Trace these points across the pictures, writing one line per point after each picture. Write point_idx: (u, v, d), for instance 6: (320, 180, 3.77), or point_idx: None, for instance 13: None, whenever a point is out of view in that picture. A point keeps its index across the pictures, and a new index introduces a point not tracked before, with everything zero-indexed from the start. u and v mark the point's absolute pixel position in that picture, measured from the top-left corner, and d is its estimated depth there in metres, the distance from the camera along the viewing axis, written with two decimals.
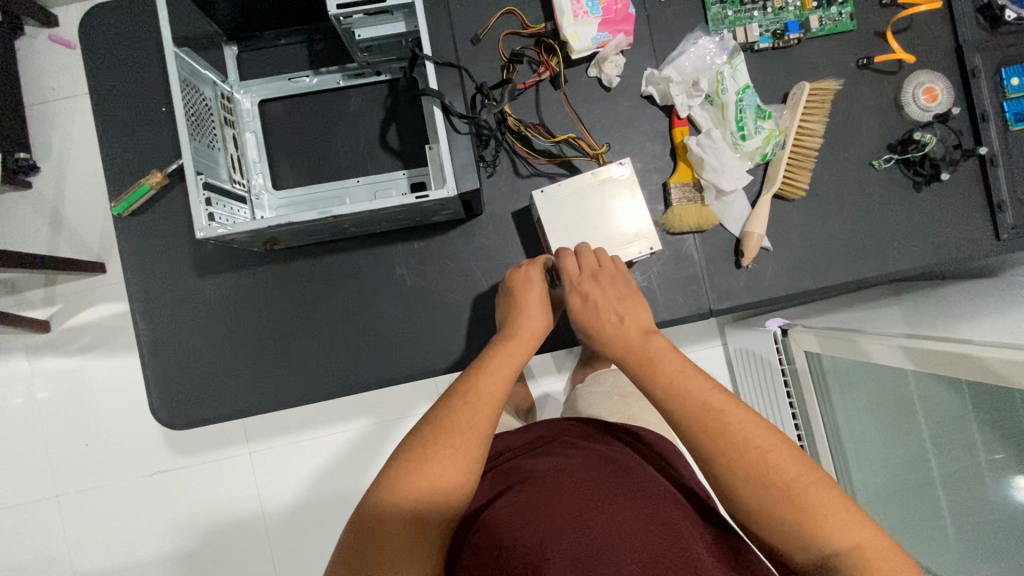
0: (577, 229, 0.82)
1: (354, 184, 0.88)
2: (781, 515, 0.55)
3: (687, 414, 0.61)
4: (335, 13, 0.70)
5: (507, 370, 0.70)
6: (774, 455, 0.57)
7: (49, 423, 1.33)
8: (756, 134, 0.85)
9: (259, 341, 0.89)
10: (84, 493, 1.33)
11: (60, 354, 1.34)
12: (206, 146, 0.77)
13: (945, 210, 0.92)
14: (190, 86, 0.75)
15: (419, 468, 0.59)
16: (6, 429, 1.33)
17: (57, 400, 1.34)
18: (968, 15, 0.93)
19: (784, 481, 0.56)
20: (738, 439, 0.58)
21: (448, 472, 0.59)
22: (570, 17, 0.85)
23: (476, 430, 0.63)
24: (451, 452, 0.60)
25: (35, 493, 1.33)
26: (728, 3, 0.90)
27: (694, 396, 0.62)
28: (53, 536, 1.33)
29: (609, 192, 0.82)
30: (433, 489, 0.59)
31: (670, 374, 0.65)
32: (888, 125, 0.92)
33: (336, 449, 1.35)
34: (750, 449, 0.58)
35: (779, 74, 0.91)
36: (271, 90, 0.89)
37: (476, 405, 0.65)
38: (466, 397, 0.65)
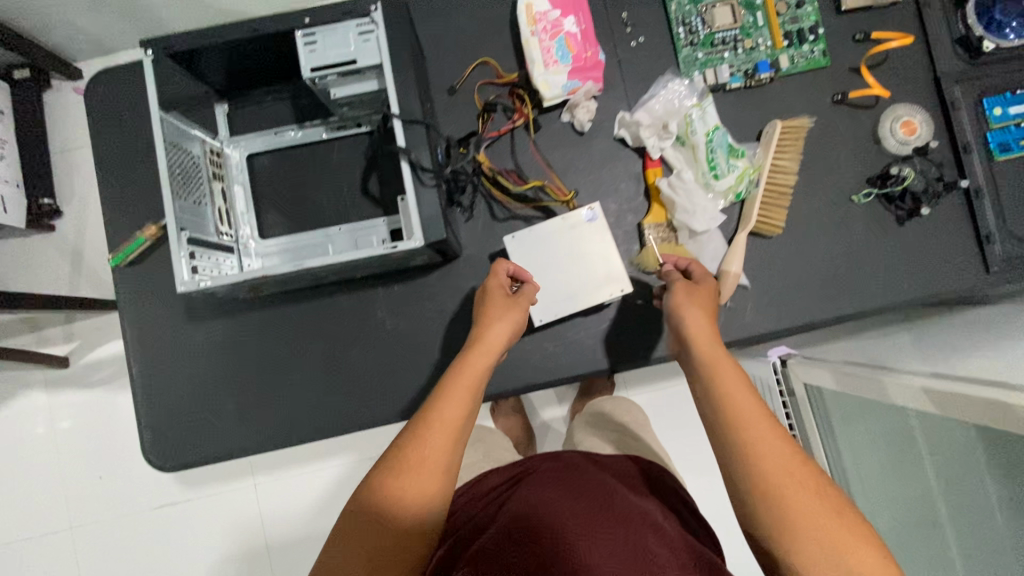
0: (549, 272, 0.84)
1: (337, 232, 0.91)
2: (803, 539, 0.57)
3: (760, 436, 0.63)
4: (310, 75, 0.76)
5: (474, 384, 0.69)
6: (801, 481, 0.59)
7: (65, 457, 1.38)
8: (729, 173, 0.86)
9: (246, 384, 0.92)
10: (95, 526, 1.38)
11: (77, 390, 1.40)
12: (192, 204, 0.81)
13: (931, 243, 0.90)
14: (177, 147, 0.80)
15: (410, 481, 0.62)
16: (25, 462, 1.38)
17: (73, 434, 1.39)
18: (946, 47, 0.92)
19: (843, 514, 0.58)
20: (770, 467, 0.61)
21: (430, 485, 0.63)
22: (541, 66, 0.88)
23: (447, 448, 0.65)
24: (427, 465, 0.63)
25: (51, 525, 1.37)
26: (699, 46, 0.92)
27: (750, 416, 0.65)
28: (66, 567, 1.37)
29: (580, 236, 0.83)
30: (417, 502, 0.62)
31: (746, 396, 0.67)
32: (868, 159, 0.92)
33: (334, 483, 1.36)
34: (781, 477, 0.60)
35: (754, 110, 0.91)
36: (259, 144, 0.93)
37: (444, 424, 0.66)
38: (440, 416, 0.66)
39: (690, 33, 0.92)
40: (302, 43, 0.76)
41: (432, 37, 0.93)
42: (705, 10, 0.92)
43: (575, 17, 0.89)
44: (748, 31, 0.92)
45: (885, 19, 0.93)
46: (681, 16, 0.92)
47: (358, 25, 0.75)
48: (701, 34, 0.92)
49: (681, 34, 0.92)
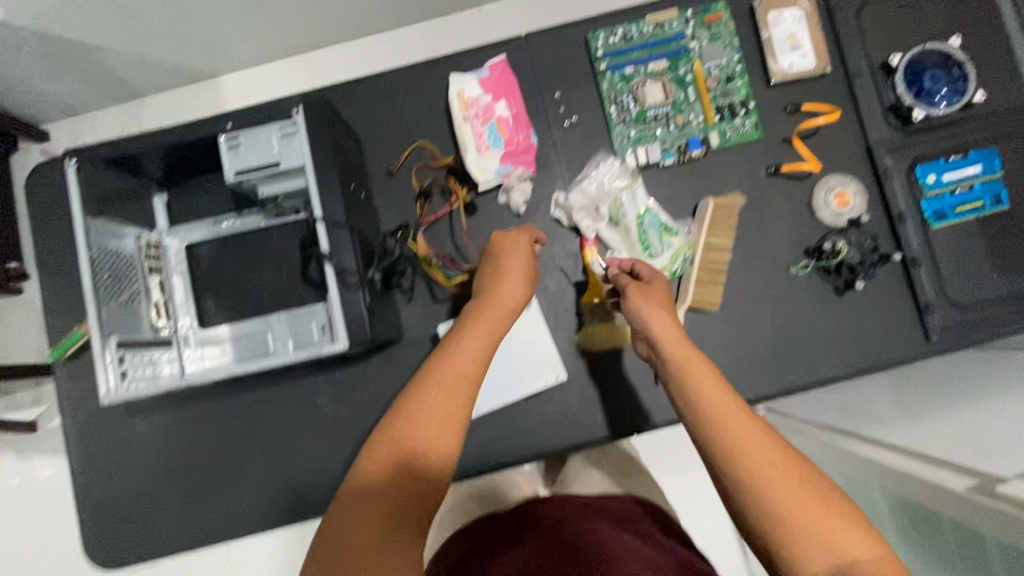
0: None
1: (276, 320, 0.91)
2: (806, 540, 0.51)
3: (738, 429, 0.59)
4: (234, 178, 0.77)
5: (475, 353, 0.66)
6: (782, 466, 0.56)
7: None
8: (664, 252, 0.87)
9: (187, 475, 0.91)
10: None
11: None
12: (123, 306, 0.82)
13: (872, 312, 0.90)
14: (104, 250, 0.81)
15: (422, 420, 0.60)
16: None
17: None
18: (877, 116, 0.93)
19: (835, 500, 0.53)
20: (748, 450, 0.57)
21: (431, 441, 0.59)
22: (474, 151, 0.89)
23: (451, 413, 0.61)
24: (444, 432, 0.60)
25: None
26: (631, 123, 0.93)
27: (724, 410, 0.61)
28: None
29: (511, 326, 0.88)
30: (432, 448, 0.59)
31: (717, 393, 0.62)
32: (804, 230, 0.92)
33: None
34: (765, 464, 0.56)
35: (688, 186, 0.92)
36: (198, 233, 0.93)
37: (450, 389, 0.62)
38: (452, 375, 0.63)
39: (622, 111, 0.93)
40: (225, 147, 0.76)
41: (368, 122, 0.94)
42: (636, 88, 0.93)
43: (506, 101, 0.90)
44: (681, 106, 0.93)
45: (816, 90, 0.94)
46: (612, 94, 0.93)
47: (281, 127, 0.76)
48: (633, 112, 0.93)
49: (613, 113, 0.93)
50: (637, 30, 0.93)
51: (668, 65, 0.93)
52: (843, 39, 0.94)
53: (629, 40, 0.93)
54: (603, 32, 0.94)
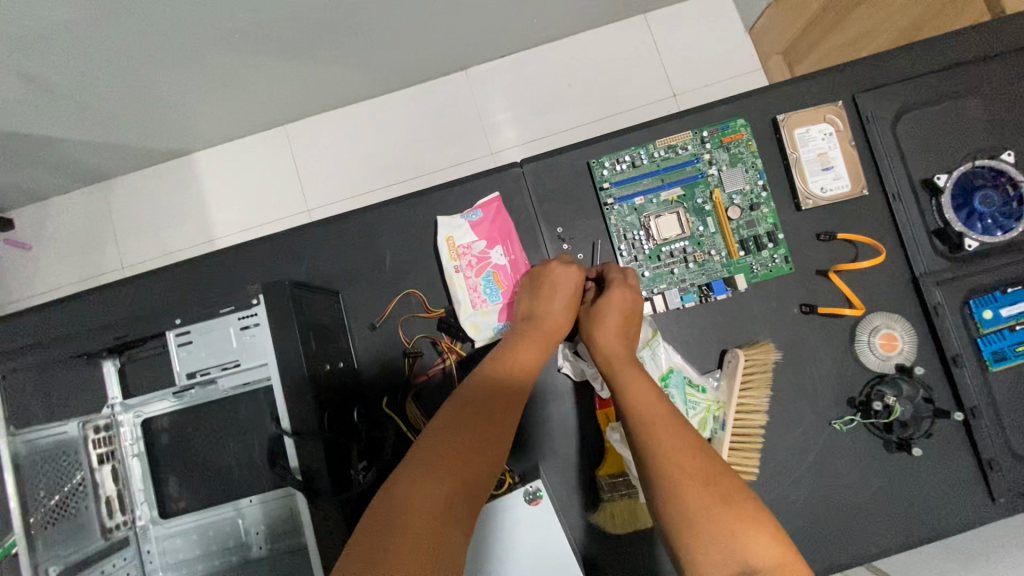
0: None
1: (247, 504, 0.79)
2: (688, 515, 0.55)
3: (661, 438, 0.60)
4: (185, 379, 0.66)
5: (530, 353, 0.72)
6: (692, 468, 0.58)
7: None
8: (691, 416, 0.76)
9: None
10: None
11: None
12: (62, 523, 0.71)
13: (929, 471, 0.79)
14: (34, 467, 0.70)
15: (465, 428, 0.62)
16: None
17: None
18: (922, 242, 0.82)
19: (736, 496, 0.55)
20: (673, 452, 0.59)
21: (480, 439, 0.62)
22: (469, 306, 0.79)
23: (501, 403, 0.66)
24: (494, 430, 0.64)
25: None
26: (645, 261, 0.82)
27: (645, 403, 0.64)
28: None
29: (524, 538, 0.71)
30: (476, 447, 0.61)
31: (641, 396, 0.65)
32: (847, 375, 0.81)
33: None
34: (673, 457, 0.59)
35: (712, 330, 0.81)
36: (157, 406, 0.82)
37: (502, 396, 0.67)
38: (493, 385, 0.68)
39: (633, 248, 0.82)
40: (175, 343, 0.66)
41: (347, 268, 0.83)
42: (649, 221, 0.82)
43: (502, 246, 0.80)
44: (700, 239, 0.82)
45: (851, 213, 0.84)
46: (622, 228, 0.82)
47: (240, 319, 0.65)
48: (647, 248, 0.82)
49: (623, 251, 0.82)
50: (647, 155, 0.83)
51: (683, 192, 0.83)
52: (879, 156, 0.84)
53: (639, 167, 0.83)
54: (608, 159, 0.83)
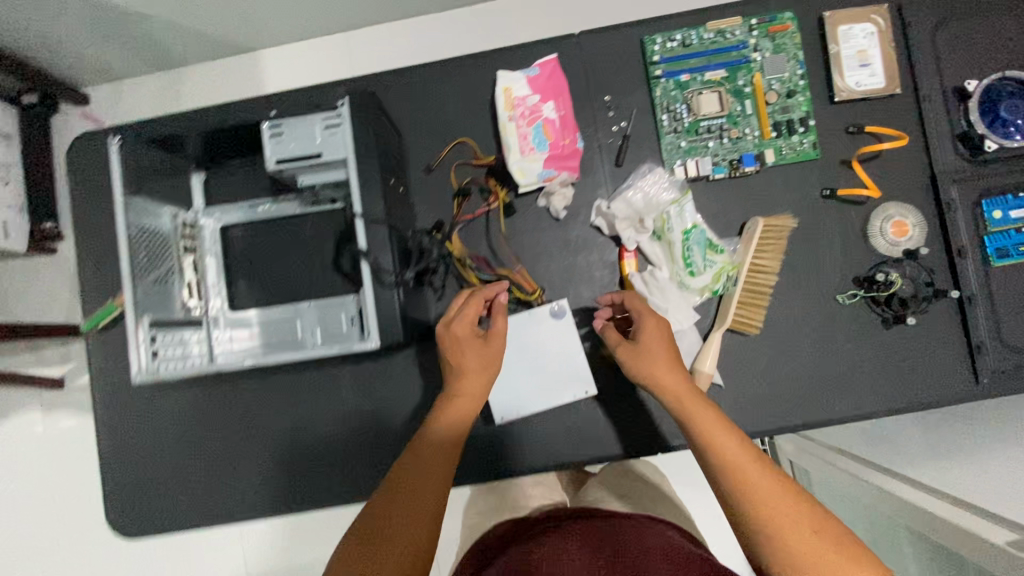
0: (514, 366, 0.84)
1: (306, 308, 0.90)
2: (790, 553, 0.59)
3: (740, 479, 0.64)
4: (274, 167, 0.76)
5: (473, 399, 0.75)
6: (793, 511, 0.61)
7: (61, 472, 1.52)
8: (705, 270, 0.84)
9: (212, 453, 0.92)
10: (88, 544, 1.51)
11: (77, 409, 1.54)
12: (156, 283, 0.81)
13: (918, 349, 0.86)
14: (141, 228, 0.80)
15: (421, 454, 0.69)
16: (30, 476, 1.52)
17: (76, 449, 1.53)
18: (945, 143, 0.88)
19: (829, 529, 0.60)
20: (762, 497, 0.62)
21: (439, 461, 0.69)
22: (518, 152, 0.86)
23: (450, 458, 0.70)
24: (446, 443, 0.71)
25: (46, 537, 1.51)
26: (683, 134, 0.89)
27: (714, 428, 0.68)
28: None
29: (542, 333, 0.84)
30: (431, 459, 0.69)
31: (716, 435, 0.67)
32: (855, 257, 0.88)
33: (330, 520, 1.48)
34: (769, 493, 0.62)
35: (737, 203, 0.89)
36: (234, 216, 0.93)
37: (447, 433, 0.72)
38: (451, 432, 0.72)
39: (674, 120, 0.89)
40: (267, 134, 0.75)
41: (410, 113, 0.91)
42: (691, 97, 0.89)
43: (554, 102, 0.87)
44: (736, 119, 0.89)
45: (880, 113, 0.90)
46: (666, 101, 0.89)
47: (325, 118, 0.75)
48: (686, 121, 0.89)
49: (664, 121, 0.89)
50: (697, 36, 0.89)
51: (726, 75, 0.89)
52: (916, 60, 0.89)
53: (688, 47, 0.89)
54: (661, 37, 0.90)
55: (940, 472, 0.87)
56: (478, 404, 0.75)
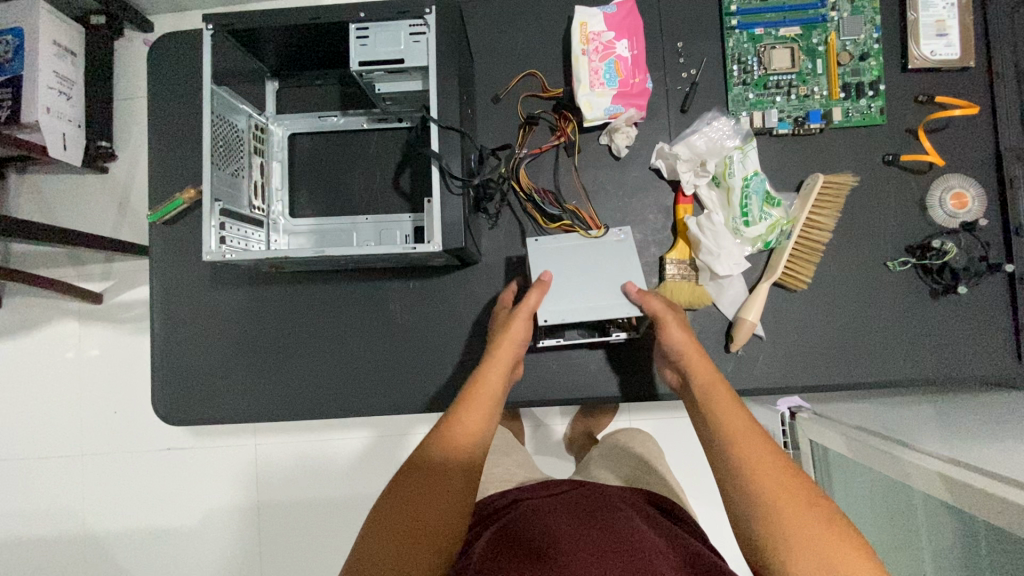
0: (569, 277, 0.84)
1: (363, 222, 0.92)
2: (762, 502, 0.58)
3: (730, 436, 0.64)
4: (358, 69, 0.77)
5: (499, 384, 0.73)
6: (783, 487, 0.58)
7: (93, 383, 1.58)
8: (761, 221, 0.84)
9: (257, 353, 0.95)
10: (112, 452, 1.57)
11: (113, 324, 1.59)
12: (230, 174, 0.84)
13: (963, 323, 0.87)
14: (223, 119, 0.83)
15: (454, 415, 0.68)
16: (63, 383, 1.58)
17: (107, 362, 1.58)
18: (1014, 122, 0.87)
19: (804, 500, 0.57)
20: (759, 475, 0.59)
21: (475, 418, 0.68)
22: (587, 87, 0.87)
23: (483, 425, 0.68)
24: (478, 401, 0.69)
25: (72, 444, 1.57)
26: (751, 86, 0.90)
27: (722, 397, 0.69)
28: (79, 485, 1.57)
29: (603, 249, 0.84)
30: (465, 420, 0.67)
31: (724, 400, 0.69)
32: (910, 226, 0.88)
33: (347, 457, 1.52)
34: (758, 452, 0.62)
35: (797, 161, 0.90)
36: (303, 125, 0.95)
37: (472, 406, 0.69)
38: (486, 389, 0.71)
39: (744, 72, 0.90)
40: (354, 36, 0.77)
41: (484, 42, 0.93)
42: (763, 50, 0.89)
43: (628, 41, 0.88)
44: (806, 77, 0.89)
45: (950, 86, 0.90)
46: (738, 53, 0.90)
47: (410, 25, 0.77)
48: (755, 75, 0.89)
49: (734, 72, 0.90)
50: None
51: (801, 32, 0.89)
52: (994, 36, 0.88)
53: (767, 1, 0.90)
54: None
55: None
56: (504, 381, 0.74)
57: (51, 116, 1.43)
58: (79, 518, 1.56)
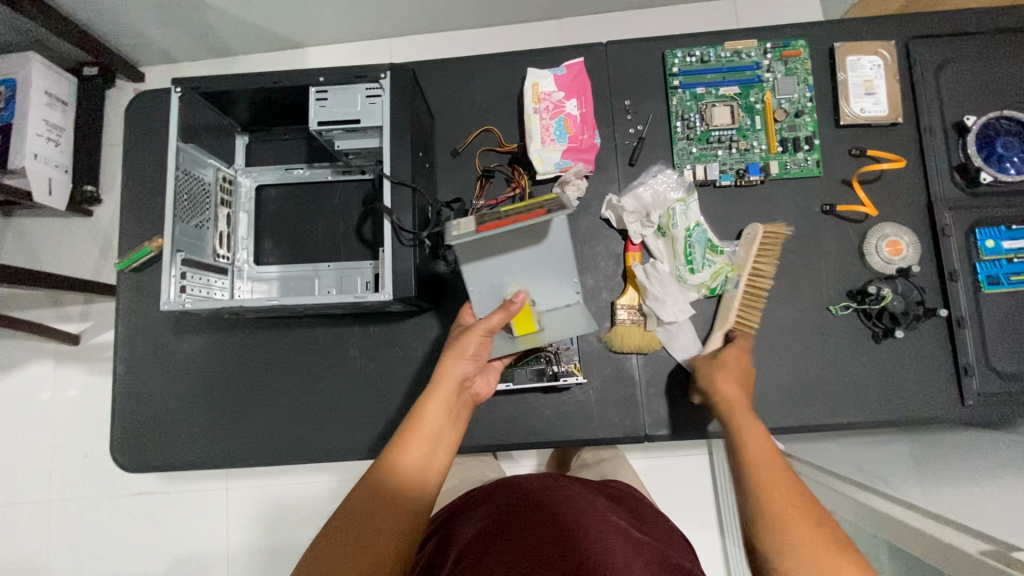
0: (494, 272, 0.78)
1: (326, 269, 0.96)
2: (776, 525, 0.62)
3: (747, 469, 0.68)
4: (317, 128, 0.82)
5: (447, 409, 0.70)
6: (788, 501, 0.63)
7: (63, 426, 1.57)
8: (705, 267, 0.88)
9: (218, 400, 0.96)
10: (79, 497, 1.54)
11: (87, 366, 1.59)
12: (195, 226, 0.87)
13: (906, 365, 0.89)
14: (189, 174, 0.86)
15: (406, 432, 0.68)
16: (32, 426, 1.57)
17: (79, 404, 1.57)
18: (942, 173, 0.92)
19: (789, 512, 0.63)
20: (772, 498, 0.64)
21: (429, 434, 0.68)
22: (538, 143, 0.93)
23: (432, 462, 0.67)
24: (431, 420, 0.69)
25: (37, 488, 1.54)
26: (694, 140, 0.95)
27: (748, 428, 0.72)
28: (43, 531, 1.53)
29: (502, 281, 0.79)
30: (417, 443, 0.67)
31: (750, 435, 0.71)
32: (851, 272, 0.92)
33: (319, 500, 1.50)
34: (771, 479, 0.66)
35: (740, 211, 0.94)
36: (271, 177, 0.99)
37: (421, 430, 0.68)
38: (442, 410, 0.70)
39: (688, 128, 0.95)
40: (314, 98, 0.82)
41: (443, 100, 0.99)
42: (705, 108, 0.95)
43: (577, 100, 0.94)
44: (746, 132, 0.94)
45: (882, 140, 0.95)
46: (681, 110, 0.96)
47: (367, 88, 0.82)
48: (698, 130, 0.95)
49: (679, 128, 0.95)
50: (715, 54, 0.96)
51: (739, 91, 0.95)
52: (919, 94, 0.94)
53: (706, 62, 0.96)
54: (681, 51, 0.97)
55: (926, 491, 0.88)
56: (450, 418, 0.71)
57: (39, 162, 1.47)
58: (41, 567, 1.52)
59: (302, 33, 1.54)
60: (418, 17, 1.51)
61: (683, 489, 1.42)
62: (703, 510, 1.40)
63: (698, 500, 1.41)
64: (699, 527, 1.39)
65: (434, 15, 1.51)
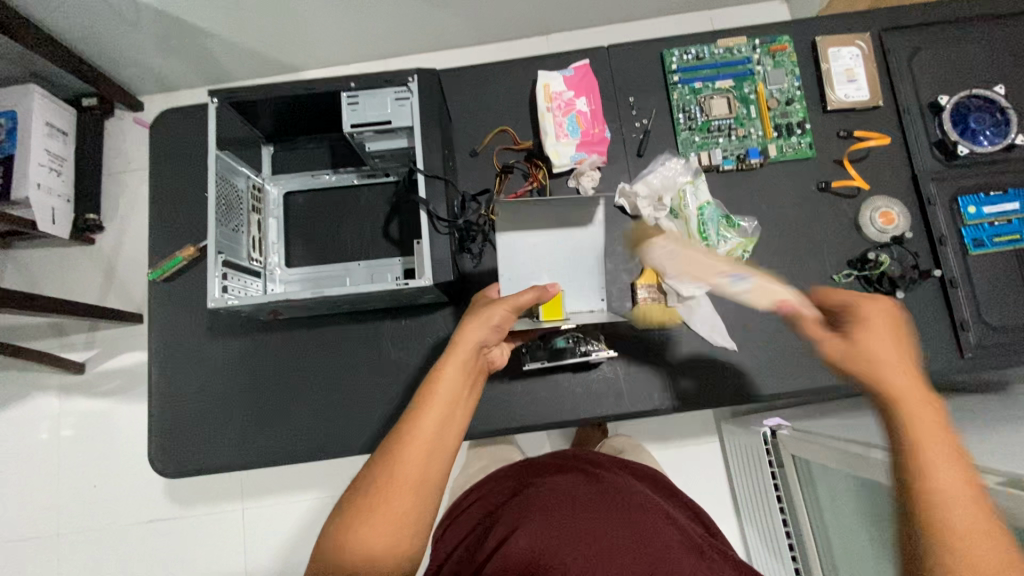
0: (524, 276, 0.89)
1: (356, 266, 1.00)
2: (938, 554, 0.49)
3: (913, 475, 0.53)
4: (350, 130, 0.87)
5: (469, 371, 0.66)
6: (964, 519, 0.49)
7: (72, 456, 1.55)
8: (720, 243, 0.95)
9: (255, 401, 0.98)
10: (90, 528, 1.51)
11: (94, 395, 1.57)
12: (230, 230, 0.90)
13: (907, 325, 0.96)
14: (225, 180, 0.90)
15: (432, 391, 0.63)
16: (39, 459, 1.54)
17: (88, 433, 1.56)
18: (924, 149, 1.01)
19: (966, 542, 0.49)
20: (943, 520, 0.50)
21: (455, 395, 0.63)
22: (553, 138, 0.99)
23: (447, 444, 0.61)
24: (455, 381, 0.64)
25: (46, 521, 1.51)
26: (696, 131, 1.02)
27: (913, 407, 0.57)
28: (54, 565, 1.50)
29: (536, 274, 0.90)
30: (443, 403, 0.62)
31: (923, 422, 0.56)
32: (850, 243, 0.99)
33: None
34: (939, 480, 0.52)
35: (743, 192, 1.01)
36: (298, 184, 1.04)
37: (446, 390, 0.63)
38: (465, 371, 0.65)
39: (689, 119, 1.03)
40: (345, 102, 0.87)
41: (459, 105, 1.05)
42: (704, 100, 1.02)
43: (586, 98, 1.01)
44: (742, 121, 1.02)
45: (866, 122, 1.04)
46: (682, 103, 1.03)
47: (396, 92, 0.87)
48: (699, 121, 1.02)
49: (681, 120, 1.02)
50: (709, 51, 1.04)
51: (733, 84, 1.03)
52: (896, 79, 1.03)
53: (702, 59, 1.04)
54: (678, 50, 1.05)
55: None
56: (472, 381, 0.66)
57: (41, 192, 1.49)
58: None
59: (303, 57, 1.61)
60: (416, 37, 1.59)
61: (699, 474, 1.46)
62: (719, 493, 1.44)
63: (713, 483, 1.45)
64: (717, 510, 1.43)
65: (431, 35, 1.59)
